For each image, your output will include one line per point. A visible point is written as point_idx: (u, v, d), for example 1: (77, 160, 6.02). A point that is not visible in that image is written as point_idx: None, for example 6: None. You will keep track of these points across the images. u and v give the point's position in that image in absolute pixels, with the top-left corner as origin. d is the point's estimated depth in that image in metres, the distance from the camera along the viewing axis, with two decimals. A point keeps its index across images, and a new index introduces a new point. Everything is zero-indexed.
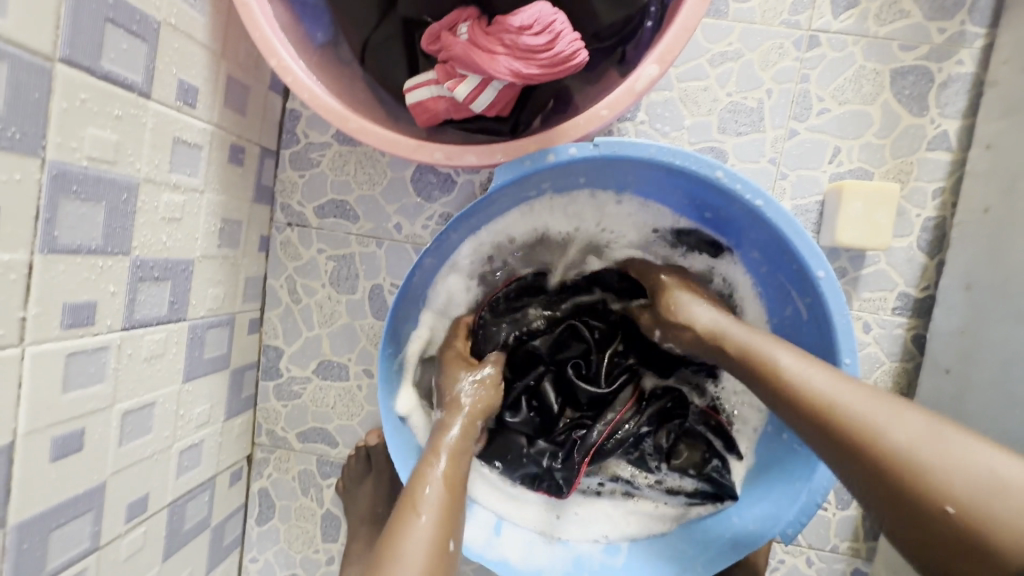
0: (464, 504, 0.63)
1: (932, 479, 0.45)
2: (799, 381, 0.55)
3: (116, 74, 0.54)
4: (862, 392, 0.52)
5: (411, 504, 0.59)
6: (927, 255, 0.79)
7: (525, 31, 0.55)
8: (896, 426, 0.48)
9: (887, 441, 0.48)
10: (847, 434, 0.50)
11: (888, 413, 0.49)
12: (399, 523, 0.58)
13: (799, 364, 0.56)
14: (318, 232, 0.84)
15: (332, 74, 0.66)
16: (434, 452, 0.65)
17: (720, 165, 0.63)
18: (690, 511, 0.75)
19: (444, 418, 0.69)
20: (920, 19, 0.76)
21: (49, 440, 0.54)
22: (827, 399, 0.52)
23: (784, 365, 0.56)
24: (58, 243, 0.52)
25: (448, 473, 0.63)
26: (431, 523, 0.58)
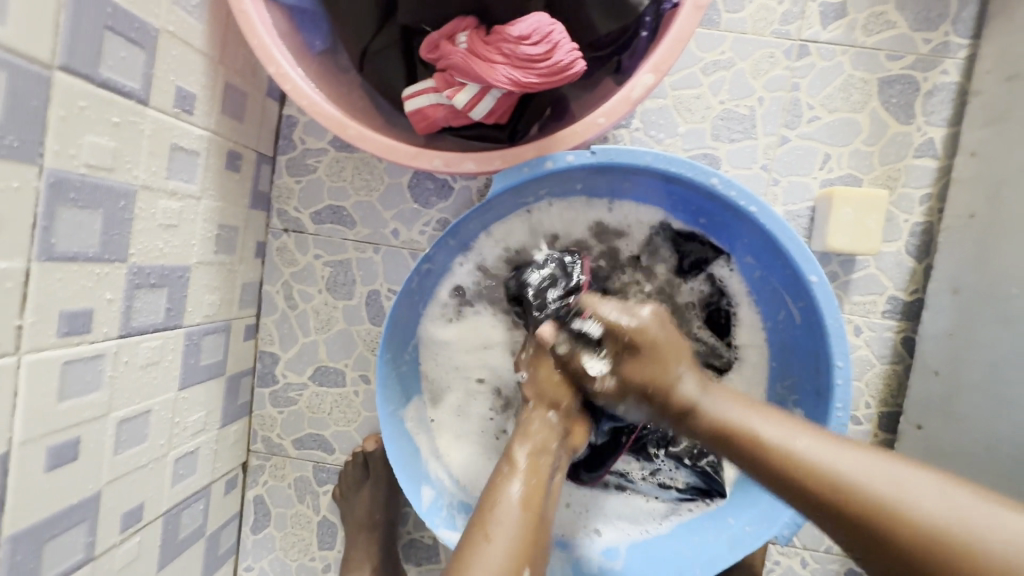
0: (544, 527, 0.58)
1: (948, 535, 0.42)
2: (779, 446, 0.51)
3: (115, 82, 0.54)
4: (836, 448, 0.49)
5: (483, 525, 0.56)
6: (915, 260, 0.80)
7: (524, 41, 0.56)
8: (887, 480, 0.45)
9: (848, 481, 0.46)
10: (840, 501, 0.46)
11: (873, 464, 0.47)
12: (470, 544, 0.55)
13: (768, 428, 0.52)
14: (315, 238, 0.84)
15: (330, 81, 0.67)
16: (511, 464, 0.61)
17: (715, 172, 0.64)
18: (679, 506, 0.77)
19: (530, 414, 0.66)
20: (905, 30, 0.78)
21: (44, 450, 0.54)
22: (810, 467, 0.48)
23: (760, 432, 0.52)
24: (56, 251, 0.51)
25: (523, 492, 0.59)
26: (500, 543, 0.55)
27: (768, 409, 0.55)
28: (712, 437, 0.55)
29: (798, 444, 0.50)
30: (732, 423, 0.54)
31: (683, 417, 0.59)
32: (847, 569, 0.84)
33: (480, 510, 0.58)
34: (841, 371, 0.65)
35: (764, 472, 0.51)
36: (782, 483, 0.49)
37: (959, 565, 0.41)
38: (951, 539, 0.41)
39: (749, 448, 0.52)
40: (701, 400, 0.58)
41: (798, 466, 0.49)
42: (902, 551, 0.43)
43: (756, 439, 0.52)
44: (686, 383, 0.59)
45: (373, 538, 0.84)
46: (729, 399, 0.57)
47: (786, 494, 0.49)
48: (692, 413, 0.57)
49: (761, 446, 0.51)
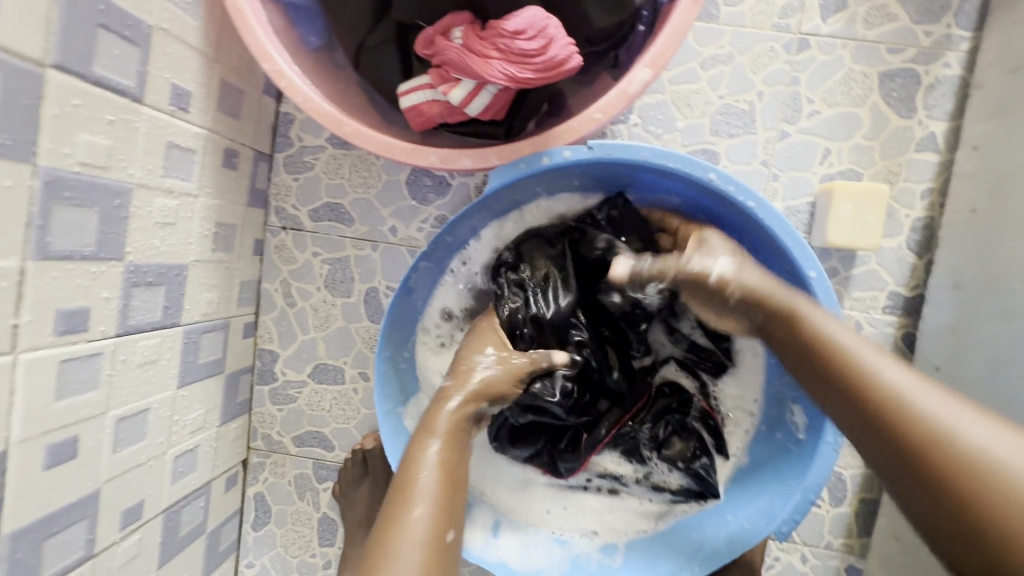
0: (464, 495, 0.61)
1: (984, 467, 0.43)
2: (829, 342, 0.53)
3: (108, 80, 0.54)
4: (894, 364, 0.50)
5: (405, 490, 0.57)
6: (916, 255, 0.80)
7: (519, 36, 0.55)
8: (935, 402, 0.47)
9: (914, 406, 0.47)
10: (883, 397, 0.48)
11: (924, 388, 0.48)
12: (393, 516, 0.56)
13: (841, 335, 0.53)
14: (313, 235, 0.84)
15: (326, 78, 0.67)
16: (428, 433, 0.61)
17: (713, 167, 0.64)
18: (673, 508, 0.76)
19: (449, 388, 0.65)
20: (907, 22, 0.77)
21: (43, 448, 0.54)
22: (867, 369, 0.50)
23: (831, 338, 0.53)
24: (52, 249, 0.51)
25: (442, 458, 0.60)
26: (426, 514, 0.56)
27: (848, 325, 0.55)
28: (774, 326, 0.57)
29: (857, 350, 0.52)
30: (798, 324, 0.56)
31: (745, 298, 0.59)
32: (848, 565, 0.84)
33: (397, 483, 0.58)
34: None
35: (818, 356, 0.53)
36: (833, 369, 0.52)
37: (945, 469, 0.44)
38: (981, 466, 0.43)
39: (811, 341, 0.54)
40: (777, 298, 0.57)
41: (851, 360, 0.51)
42: (927, 460, 0.45)
43: (818, 343, 0.54)
44: (778, 287, 0.58)
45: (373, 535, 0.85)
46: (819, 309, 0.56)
47: (829, 379, 0.52)
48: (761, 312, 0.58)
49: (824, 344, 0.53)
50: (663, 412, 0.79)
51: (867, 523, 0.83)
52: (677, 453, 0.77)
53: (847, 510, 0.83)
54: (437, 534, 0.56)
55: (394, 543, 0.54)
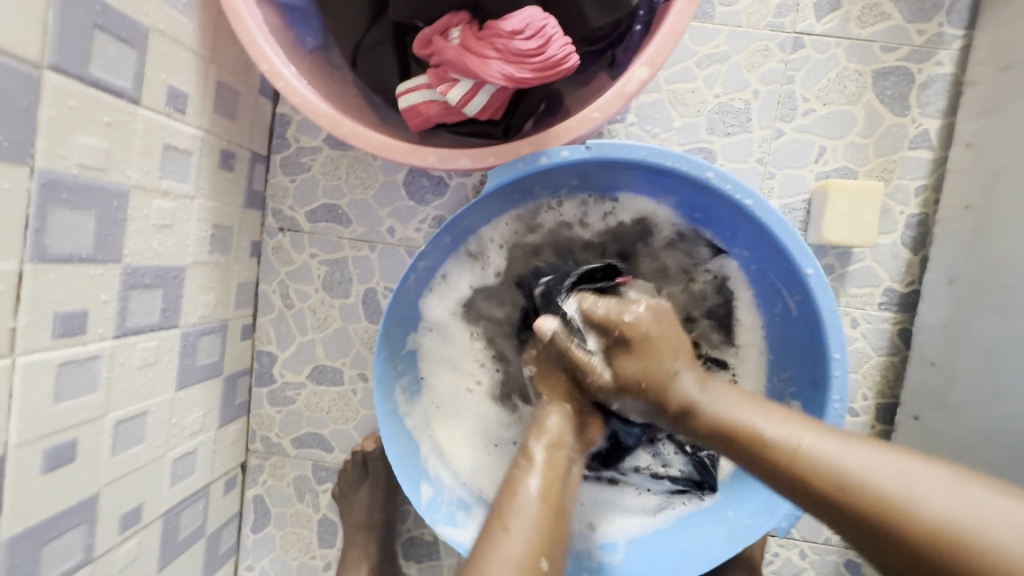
0: (562, 527, 0.56)
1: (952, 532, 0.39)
2: (774, 440, 0.49)
3: (105, 81, 0.53)
4: (840, 441, 0.47)
5: (500, 515, 0.55)
6: (911, 251, 0.81)
7: (516, 36, 0.56)
8: (890, 474, 0.43)
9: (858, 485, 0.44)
10: (842, 492, 0.44)
11: (876, 457, 0.45)
12: (486, 534, 0.53)
13: (768, 426, 0.50)
14: (311, 237, 0.84)
15: (324, 79, 0.66)
16: (527, 457, 0.60)
17: (711, 166, 0.64)
18: (671, 501, 0.77)
19: (545, 407, 0.66)
20: (900, 21, 0.78)
21: (41, 452, 0.54)
22: (816, 463, 0.46)
23: (772, 433, 0.49)
24: (49, 252, 0.51)
25: (542, 488, 0.57)
26: (522, 534, 0.53)
27: (775, 407, 0.53)
28: (713, 430, 0.53)
29: (804, 441, 0.48)
30: (734, 421, 0.52)
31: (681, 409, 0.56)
32: (846, 560, 0.84)
33: (495, 503, 0.57)
34: (837, 364, 0.65)
35: (751, 457, 0.50)
36: (772, 471, 0.49)
37: (924, 541, 0.40)
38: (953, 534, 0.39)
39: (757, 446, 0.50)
40: (700, 398, 0.55)
41: (796, 457, 0.47)
42: (897, 546, 0.42)
43: (754, 442, 0.50)
44: (689, 387, 0.56)
45: (372, 537, 0.84)
46: (735, 396, 0.55)
47: (775, 480, 0.48)
48: (699, 411, 0.55)
49: (760, 443, 0.49)
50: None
51: None
52: (688, 439, 0.77)
53: None
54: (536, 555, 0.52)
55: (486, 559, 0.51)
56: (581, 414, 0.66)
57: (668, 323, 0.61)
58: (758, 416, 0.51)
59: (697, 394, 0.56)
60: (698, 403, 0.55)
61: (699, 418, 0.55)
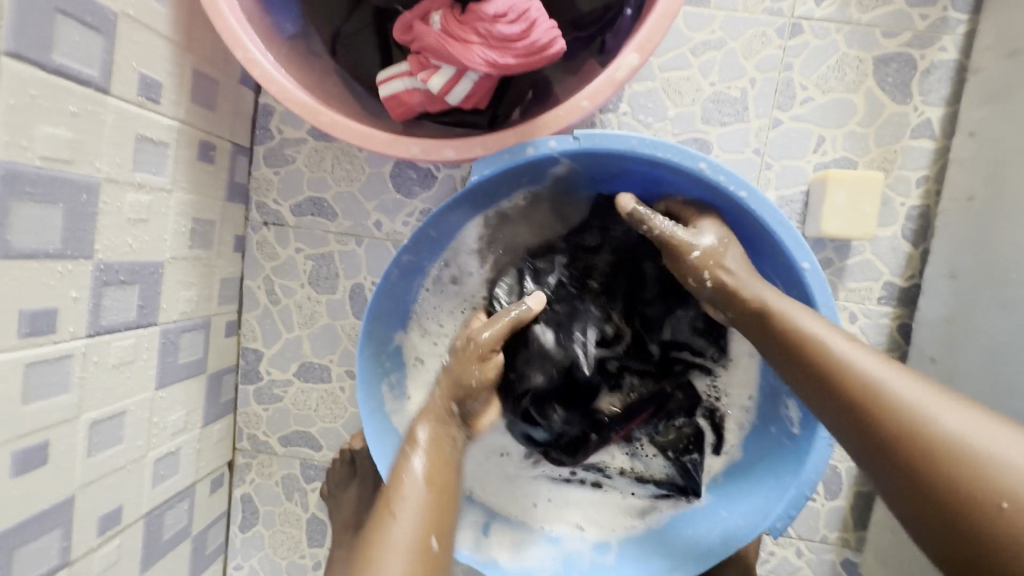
0: (455, 503, 0.60)
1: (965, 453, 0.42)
2: (816, 341, 0.52)
3: (70, 69, 0.51)
4: (886, 363, 0.49)
5: (388, 506, 0.57)
6: (911, 244, 0.78)
7: (499, 20, 0.53)
8: (926, 400, 0.46)
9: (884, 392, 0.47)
10: (869, 399, 0.47)
11: (914, 385, 0.47)
12: (380, 526, 0.56)
13: (811, 325, 0.54)
14: (296, 231, 0.82)
15: (301, 65, 0.63)
16: (412, 445, 0.61)
17: (704, 156, 0.62)
18: (656, 504, 0.76)
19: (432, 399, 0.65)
20: (902, 6, 0.75)
21: (10, 454, 0.52)
22: (850, 372, 0.49)
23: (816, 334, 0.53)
24: (13, 248, 0.49)
25: (427, 469, 0.59)
26: (411, 522, 0.56)
27: (821, 315, 0.56)
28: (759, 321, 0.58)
29: (842, 349, 0.51)
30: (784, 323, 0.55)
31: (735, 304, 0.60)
32: (843, 559, 0.83)
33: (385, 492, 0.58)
34: None
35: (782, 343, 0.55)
36: (801, 359, 0.53)
37: (924, 456, 0.44)
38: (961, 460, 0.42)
39: (802, 344, 0.53)
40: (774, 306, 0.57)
41: (830, 357, 0.51)
42: (904, 458, 0.45)
43: (791, 336, 0.54)
44: (748, 283, 0.60)
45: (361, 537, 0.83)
46: (795, 303, 0.57)
47: (804, 371, 0.53)
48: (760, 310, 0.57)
49: (799, 337, 0.53)
50: (662, 410, 0.77)
51: (862, 515, 0.82)
52: (670, 443, 0.76)
53: (843, 503, 0.82)
54: (422, 541, 0.55)
55: (380, 550, 0.54)
56: (470, 405, 0.65)
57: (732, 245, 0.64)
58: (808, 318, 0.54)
59: (745, 280, 0.60)
60: (749, 298, 0.59)
61: (744, 310, 0.59)
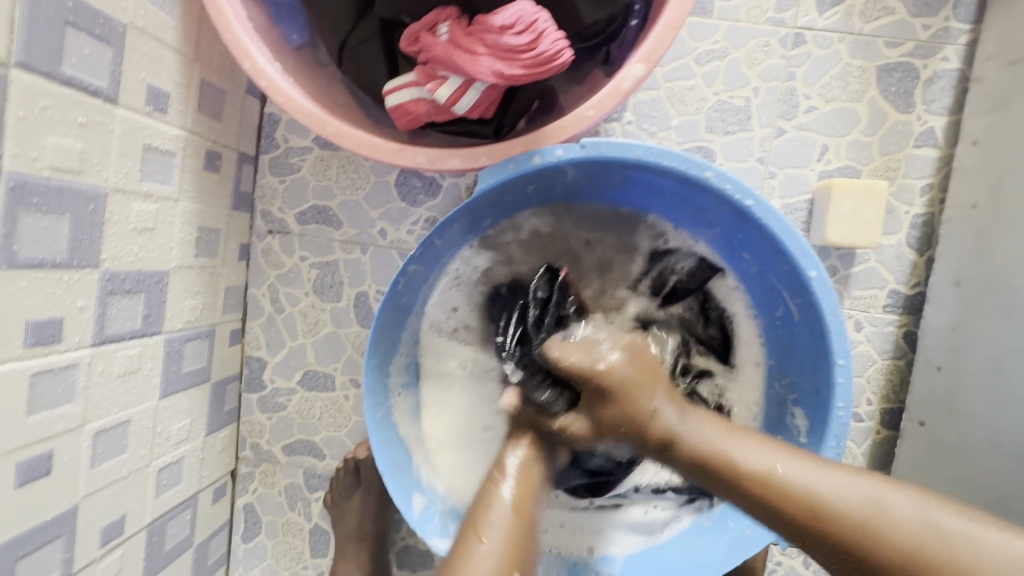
0: (533, 535, 0.56)
1: (943, 552, 0.43)
2: (757, 468, 0.50)
3: (79, 80, 0.51)
4: (814, 467, 0.50)
5: (473, 529, 0.55)
6: (916, 252, 0.78)
7: (507, 31, 0.53)
8: (867, 497, 0.47)
9: (830, 508, 0.47)
10: (831, 531, 0.46)
11: (851, 481, 0.48)
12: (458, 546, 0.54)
13: (739, 457, 0.52)
14: (301, 239, 0.82)
15: (308, 75, 0.64)
16: (501, 469, 0.59)
17: (709, 165, 0.62)
18: (680, 513, 0.74)
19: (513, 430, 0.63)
20: (904, 16, 0.76)
21: (13, 466, 0.52)
22: (795, 489, 0.49)
23: (734, 454, 0.52)
24: (19, 258, 0.49)
25: (515, 497, 0.57)
26: (493, 549, 0.53)
27: (754, 436, 0.54)
28: (680, 460, 0.54)
29: (780, 468, 0.50)
30: (715, 452, 0.53)
31: (663, 444, 0.55)
32: None
33: (470, 515, 0.56)
34: (841, 369, 0.63)
35: (717, 474, 0.52)
36: (750, 499, 0.50)
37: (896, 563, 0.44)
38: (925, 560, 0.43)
39: (742, 474, 0.51)
40: (679, 429, 0.55)
41: (779, 488, 0.49)
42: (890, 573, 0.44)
43: (728, 475, 0.51)
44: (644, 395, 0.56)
45: (364, 547, 0.82)
46: (696, 418, 0.56)
47: (756, 504, 0.50)
48: (675, 442, 0.54)
49: (740, 477, 0.51)
50: None
51: None
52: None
53: None
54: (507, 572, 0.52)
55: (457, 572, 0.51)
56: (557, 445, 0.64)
57: (648, 369, 0.59)
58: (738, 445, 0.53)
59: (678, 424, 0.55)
60: (677, 433, 0.55)
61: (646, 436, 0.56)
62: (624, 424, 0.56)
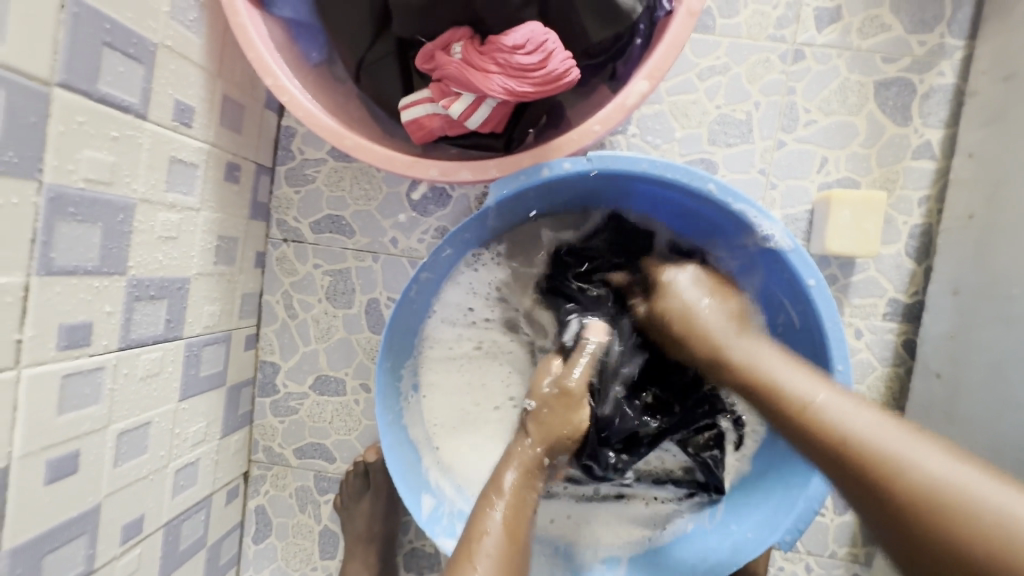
0: (525, 553, 0.58)
1: (936, 496, 0.43)
2: (795, 392, 0.54)
3: (113, 96, 0.54)
4: (853, 404, 0.51)
5: (467, 554, 0.55)
6: (915, 261, 0.80)
7: (518, 50, 0.56)
8: (897, 440, 0.47)
9: (852, 430, 0.49)
10: (841, 449, 0.49)
11: (885, 425, 0.48)
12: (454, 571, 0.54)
13: (780, 370, 0.56)
14: (314, 247, 0.85)
15: (327, 91, 0.68)
16: (496, 491, 0.60)
17: (712, 177, 0.64)
18: (680, 506, 0.77)
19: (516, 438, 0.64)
20: (901, 33, 0.78)
21: (44, 463, 0.54)
22: (823, 416, 0.51)
23: (777, 378, 0.56)
24: (55, 266, 0.52)
25: (508, 520, 0.58)
26: (486, 573, 0.54)
27: (805, 368, 0.57)
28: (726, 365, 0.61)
29: (818, 397, 0.52)
30: (760, 372, 0.57)
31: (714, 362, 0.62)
32: (853, 574, 0.83)
33: (464, 537, 0.57)
34: (841, 375, 0.64)
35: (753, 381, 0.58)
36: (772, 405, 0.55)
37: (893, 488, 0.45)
38: (933, 498, 0.43)
39: (782, 396, 0.54)
40: (734, 349, 0.61)
41: (800, 400, 0.53)
42: (882, 499, 0.45)
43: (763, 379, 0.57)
44: (708, 321, 0.64)
45: (373, 549, 0.84)
46: (755, 343, 0.61)
47: (786, 423, 0.53)
48: (726, 360, 0.61)
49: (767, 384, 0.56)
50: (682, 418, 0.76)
51: None
52: (690, 440, 0.76)
53: (852, 517, 0.83)
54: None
55: None
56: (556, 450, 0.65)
57: (726, 301, 0.66)
58: (785, 369, 0.56)
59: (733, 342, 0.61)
60: (732, 351, 0.61)
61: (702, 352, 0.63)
62: (693, 337, 0.64)
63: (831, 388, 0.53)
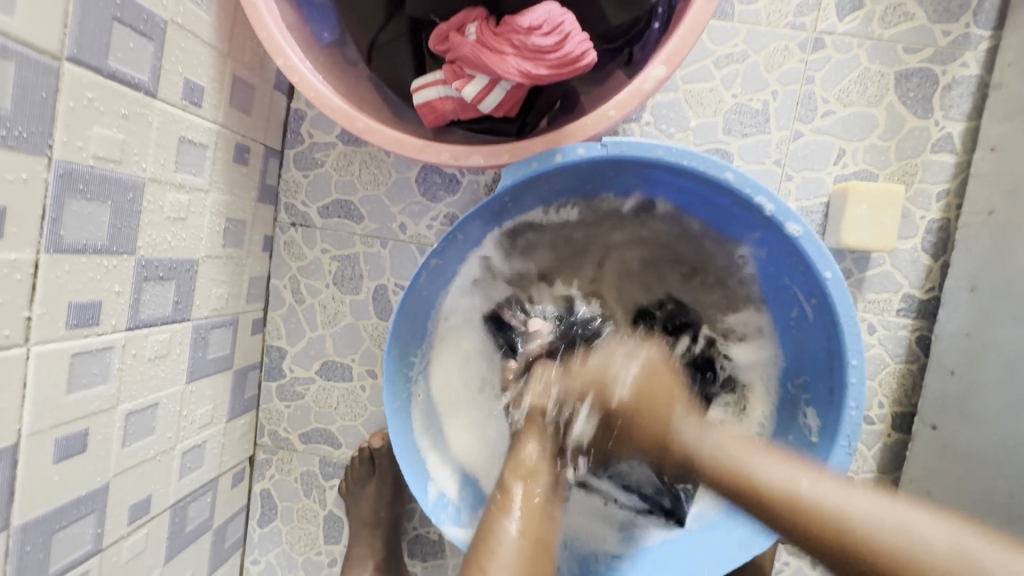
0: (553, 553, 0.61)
1: (880, 544, 0.43)
2: (715, 456, 0.53)
3: (123, 73, 0.54)
4: (775, 463, 0.51)
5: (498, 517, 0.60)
6: (931, 257, 0.79)
7: (534, 31, 0.55)
8: (831, 497, 0.46)
9: (767, 483, 0.49)
10: (836, 543, 0.45)
11: (817, 483, 0.48)
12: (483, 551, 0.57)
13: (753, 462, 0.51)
14: (322, 232, 0.84)
15: (338, 73, 0.67)
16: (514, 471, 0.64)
17: (729, 166, 0.63)
18: (636, 519, 0.77)
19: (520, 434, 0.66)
20: (925, 22, 0.76)
21: (53, 441, 0.54)
22: (747, 477, 0.51)
23: (697, 442, 0.55)
24: (65, 243, 0.52)
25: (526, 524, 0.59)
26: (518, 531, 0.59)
27: (734, 432, 0.56)
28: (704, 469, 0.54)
29: (744, 462, 0.52)
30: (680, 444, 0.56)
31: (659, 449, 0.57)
32: None
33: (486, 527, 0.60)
34: (855, 370, 0.64)
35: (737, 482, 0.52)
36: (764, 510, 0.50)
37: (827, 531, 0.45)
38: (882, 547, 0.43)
39: (701, 460, 0.54)
40: (689, 433, 0.56)
41: (816, 509, 0.46)
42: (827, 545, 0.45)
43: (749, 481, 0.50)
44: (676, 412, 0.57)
45: (378, 535, 0.84)
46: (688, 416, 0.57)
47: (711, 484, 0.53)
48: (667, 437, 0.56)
49: (739, 480, 0.51)
50: None
51: None
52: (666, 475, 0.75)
53: None
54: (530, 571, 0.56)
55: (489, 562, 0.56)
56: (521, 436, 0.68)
57: (659, 382, 0.58)
58: (716, 439, 0.55)
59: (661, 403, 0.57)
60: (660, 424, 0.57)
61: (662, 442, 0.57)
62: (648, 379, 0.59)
63: (755, 451, 0.53)
